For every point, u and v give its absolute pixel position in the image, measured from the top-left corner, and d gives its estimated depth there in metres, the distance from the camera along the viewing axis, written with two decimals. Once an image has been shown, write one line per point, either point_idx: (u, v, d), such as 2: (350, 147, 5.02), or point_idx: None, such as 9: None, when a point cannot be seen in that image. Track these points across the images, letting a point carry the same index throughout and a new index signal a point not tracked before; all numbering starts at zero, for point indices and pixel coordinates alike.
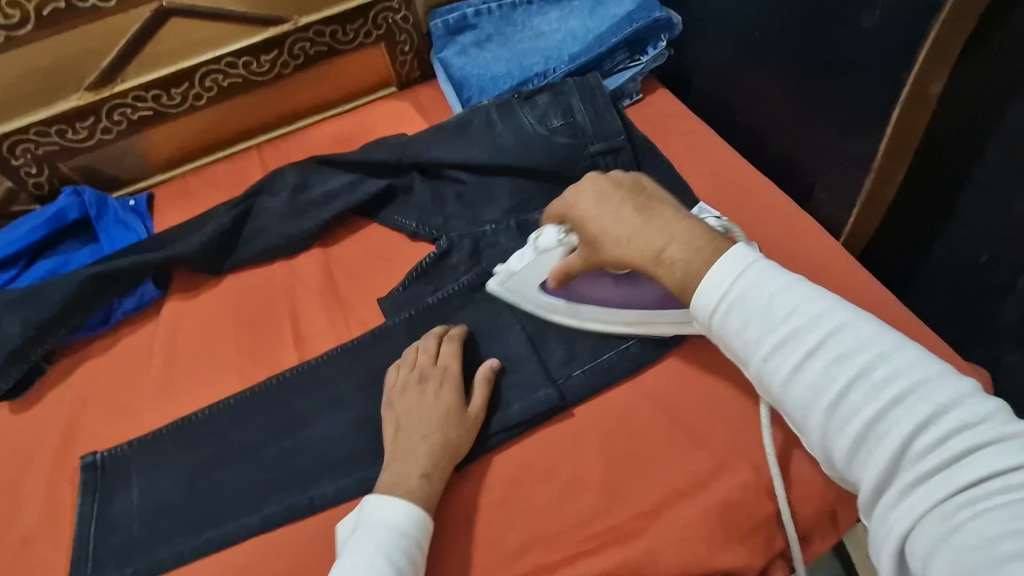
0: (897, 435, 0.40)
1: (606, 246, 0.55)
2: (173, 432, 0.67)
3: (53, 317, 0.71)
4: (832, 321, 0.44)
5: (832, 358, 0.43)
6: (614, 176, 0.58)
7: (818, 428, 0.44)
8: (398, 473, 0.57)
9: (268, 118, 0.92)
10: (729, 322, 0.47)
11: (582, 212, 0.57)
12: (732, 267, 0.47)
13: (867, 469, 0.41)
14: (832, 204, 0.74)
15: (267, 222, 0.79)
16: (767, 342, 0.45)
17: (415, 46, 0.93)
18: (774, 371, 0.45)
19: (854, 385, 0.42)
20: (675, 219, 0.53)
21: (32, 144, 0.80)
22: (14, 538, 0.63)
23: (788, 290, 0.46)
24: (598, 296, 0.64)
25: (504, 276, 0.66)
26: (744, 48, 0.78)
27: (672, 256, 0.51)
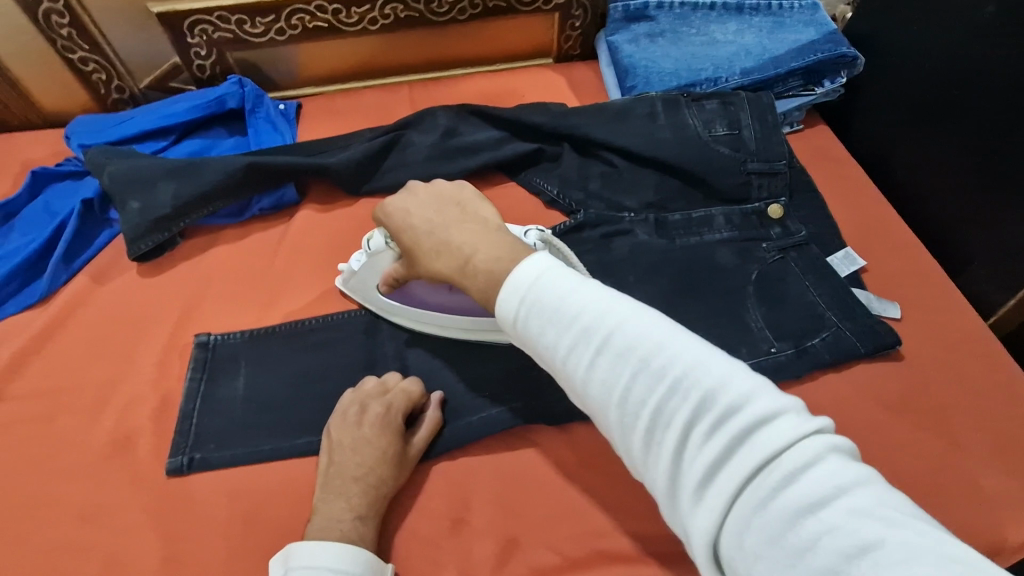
0: (675, 428, 0.38)
1: (422, 257, 0.56)
2: (285, 331, 0.69)
3: (204, 196, 0.72)
4: (616, 318, 0.42)
5: (617, 356, 0.41)
6: (437, 189, 0.59)
7: (614, 430, 0.41)
8: (328, 518, 0.54)
9: (424, 58, 0.93)
10: (529, 327, 0.45)
11: (404, 223, 0.58)
12: (532, 267, 0.46)
13: (656, 465, 0.39)
14: (989, 280, 0.72)
15: (412, 157, 0.80)
16: (560, 345, 0.43)
17: (585, 25, 0.93)
18: (569, 374, 0.43)
19: (637, 383, 0.40)
20: (482, 233, 0.53)
21: (210, 27, 0.82)
22: (123, 392, 0.65)
23: (577, 288, 0.44)
24: (433, 300, 0.65)
25: (349, 277, 0.67)
26: (933, 102, 0.75)
27: (474, 265, 0.50)
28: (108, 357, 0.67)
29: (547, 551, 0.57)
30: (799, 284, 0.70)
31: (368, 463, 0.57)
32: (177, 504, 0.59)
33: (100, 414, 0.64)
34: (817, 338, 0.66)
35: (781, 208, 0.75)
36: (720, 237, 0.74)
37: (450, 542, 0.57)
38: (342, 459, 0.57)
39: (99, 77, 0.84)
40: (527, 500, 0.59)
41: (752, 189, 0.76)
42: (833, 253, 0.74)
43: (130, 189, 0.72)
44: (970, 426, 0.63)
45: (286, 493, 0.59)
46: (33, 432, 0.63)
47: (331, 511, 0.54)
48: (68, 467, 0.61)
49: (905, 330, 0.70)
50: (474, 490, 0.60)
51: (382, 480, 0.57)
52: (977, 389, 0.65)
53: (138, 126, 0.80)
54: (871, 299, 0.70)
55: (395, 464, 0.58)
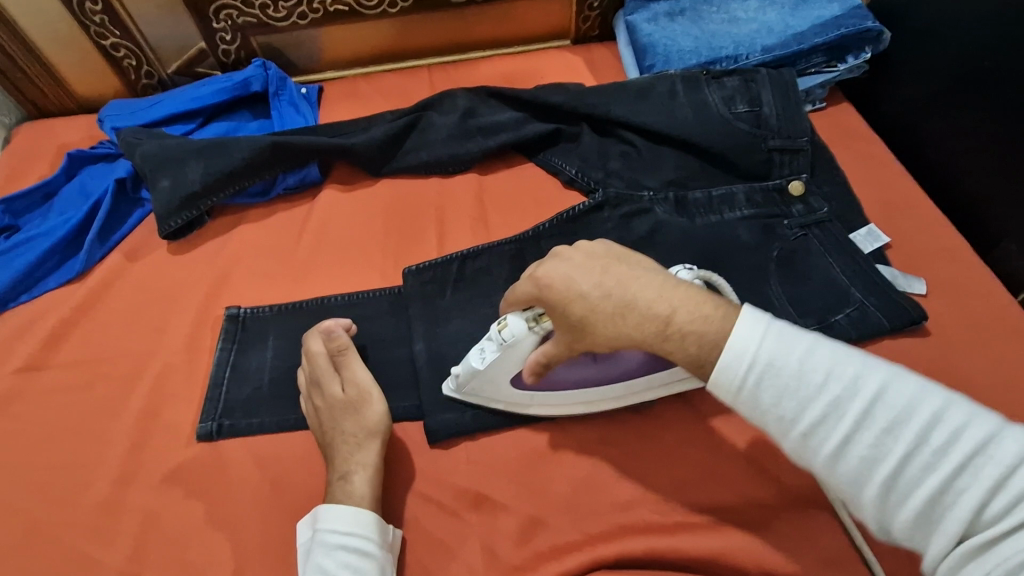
0: (963, 501, 0.39)
1: (600, 325, 0.49)
2: (310, 307, 0.70)
3: (230, 175, 0.74)
4: (872, 383, 0.42)
5: (879, 426, 0.42)
6: (587, 249, 0.52)
7: (874, 500, 0.42)
8: (333, 478, 0.57)
9: (442, 41, 0.94)
10: (761, 394, 0.44)
11: (567, 292, 0.50)
12: (755, 328, 0.45)
13: (935, 537, 0.40)
14: (1019, 258, 0.71)
15: (432, 138, 0.80)
16: (807, 414, 0.43)
17: (604, 5, 0.93)
18: (815, 445, 0.43)
19: (909, 457, 0.41)
20: (668, 287, 0.49)
21: (234, 12, 0.83)
22: (158, 362, 0.67)
23: (816, 350, 0.44)
24: (576, 378, 0.59)
25: (467, 376, 0.58)
26: (966, 76, 0.73)
27: (680, 325, 0.48)
28: (141, 329, 0.70)
29: (567, 518, 0.57)
30: (822, 260, 0.69)
31: (339, 435, 0.58)
32: (208, 468, 0.61)
33: (134, 385, 0.66)
34: (840, 314, 0.66)
35: (802, 184, 0.74)
36: (741, 215, 0.73)
37: (472, 508, 0.59)
38: (315, 428, 0.60)
39: (129, 62, 0.87)
40: (546, 470, 0.60)
41: (773, 166, 0.76)
42: (857, 229, 0.73)
43: (161, 168, 0.74)
44: (998, 401, 0.62)
45: (313, 459, 0.61)
46: (71, 400, 0.65)
47: (341, 467, 0.57)
48: (104, 433, 0.63)
49: (932, 307, 0.69)
50: (493, 461, 0.61)
51: (350, 427, 0.58)
52: (1005, 365, 0.64)
53: (166, 110, 0.82)
54: (895, 275, 0.69)
55: (351, 407, 0.59)
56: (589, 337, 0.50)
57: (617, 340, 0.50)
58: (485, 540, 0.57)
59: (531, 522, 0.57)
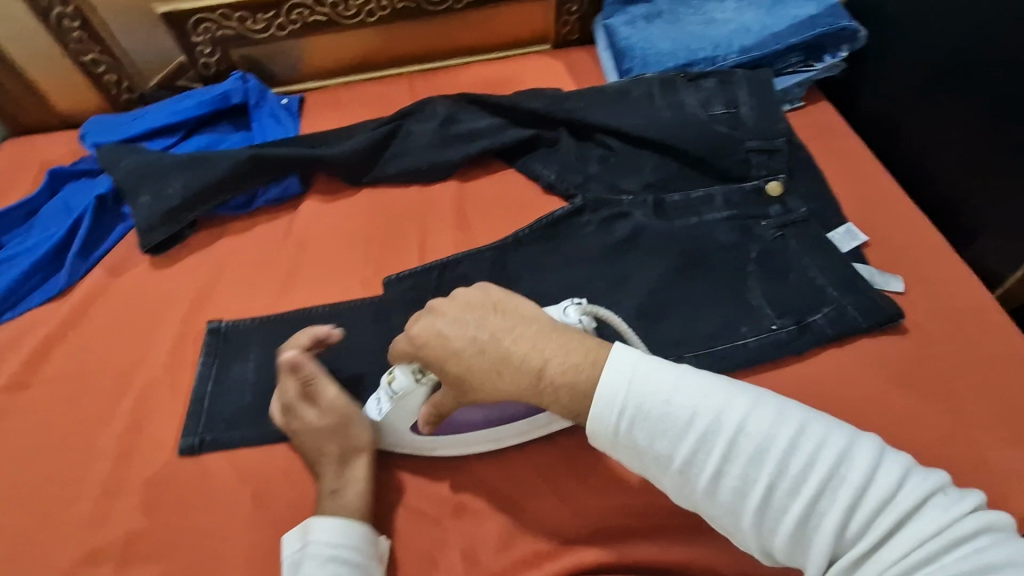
0: (826, 521, 0.42)
1: (479, 381, 0.51)
2: (291, 319, 0.70)
3: (211, 188, 0.75)
4: (734, 416, 0.45)
5: (745, 457, 0.44)
6: (464, 301, 0.53)
7: (751, 527, 0.44)
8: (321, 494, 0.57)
9: (422, 49, 0.94)
10: (636, 436, 0.47)
11: (443, 351, 0.52)
12: (620, 373, 0.47)
13: (807, 556, 0.43)
14: (996, 254, 0.71)
15: (412, 146, 0.81)
16: (679, 452, 0.45)
17: (582, 9, 0.94)
18: (692, 479, 0.45)
19: (774, 484, 0.43)
20: (540, 337, 0.51)
21: (213, 25, 0.84)
22: (141, 378, 0.68)
23: (681, 388, 0.46)
24: (477, 419, 0.59)
25: (368, 426, 0.60)
26: (942, 72, 0.73)
27: (551, 378, 0.50)
28: (125, 345, 0.70)
29: (547, 524, 0.58)
30: (799, 259, 0.69)
31: (325, 454, 0.58)
32: (191, 482, 0.61)
33: (118, 400, 0.67)
34: (818, 314, 0.66)
35: (780, 184, 0.75)
36: (719, 216, 0.74)
37: (452, 516, 0.59)
38: (301, 449, 0.60)
39: (110, 77, 0.87)
40: (526, 476, 0.60)
41: (751, 166, 0.76)
42: (835, 228, 0.73)
43: (142, 183, 0.74)
44: (976, 397, 0.62)
45: (294, 471, 0.61)
46: (56, 416, 0.66)
47: (332, 481, 0.57)
48: (89, 449, 0.64)
49: (910, 304, 0.69)
50: (474, 470, 0.61)
51: (335, 445, 0.59)
52: (983, 361, 0.65)
53: (147, 124, 0.83)
54: (873, 274, 0.70)
55: (332, 428, 0.59)
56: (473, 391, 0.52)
57: (498, 393, 0.51)
58: (465, 547, 0.57)
59: (511, 528, 0.58)
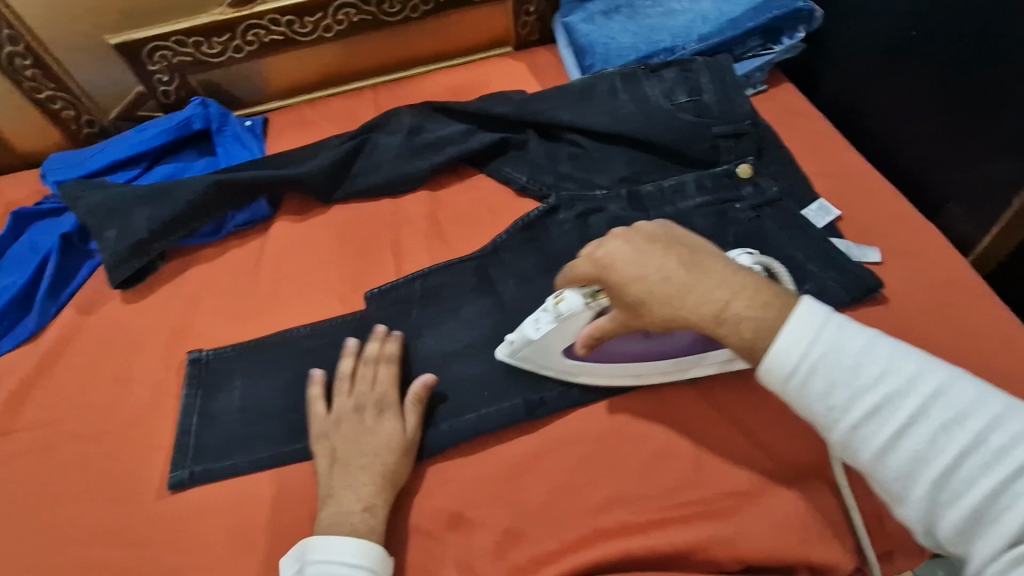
0: (1018, 510, 0.38)
1: (659, 306, 0.51)
2: (271, 343, 0.69)
3: (178, 218, 0.74)
4: (930, 382, 0.43)
5: (935, 424, 0.42)
6: (651, 232, 0.54)
7: (920, 497, 0.42)
8: (339, 509, 0.55)
9: (385, 60, 0.93)
10: (810, 384, 0.46)
11: (629, 273, 0.52)
12: (809, 322, 0.46)
13: (982, 544, 0.39)
14: (965, 219, 0.72)
15: (380, 159, 0.80)
16: (858, 405, 0.44)
17: (540, 9, 0.94)
18: (864, 437, 0.44)
19: (962, 457, 0.40)
20: (727, 273, 0.51)
21: (169, 53, 0.83)
22: (122, 416, 0.66)
23: (874, 347, 0.45)
24: (630, 351, 0.60)
25: (522, 344, 0.59)
26: (896, 46, 0.74)
27: (736, 312, 0.49)
28: (104, 384, 0.69)
29: (542, 528, 0.57)
30: (776, 240, 0.69)
31: (371, 462, 0.57)
32: (180, 517, 0.60)
33: (99, 440, 0.65)
34: (800, 292, 0.66)
35: (750, 167, 0.75)
36: (694, 203, 0.73)
37: (446, 528, 0.58)
38: (343, 451, 0.58)
39: (69, 113, 0.86)
40: (517, 481, 0.59)
41: (720, 152, 0.76)
42: (808, 206, 0.73)
43: (106, 218, 0.73)
44: (957, 363, 0.63)
45: (282, 497, 0.60)
46: (36, 463, 0.64)
47: (368, 496, 0.55)
48: (72, 493, 0.62)
49: (886, 276, 0.69)
50: (465, 480, 0.60)
51: (392, 470, 0.57)
52: (960, 326, 0.65)
53: (109, 158, 0.82)
54: (850, 246, 0.70)
55: (401, 450, 0.58)
56: (647, 318, 0.53)
57: (674, 323, 0.52)
58: (461, 558, 0.57)
59: (507, 535, 0.57)
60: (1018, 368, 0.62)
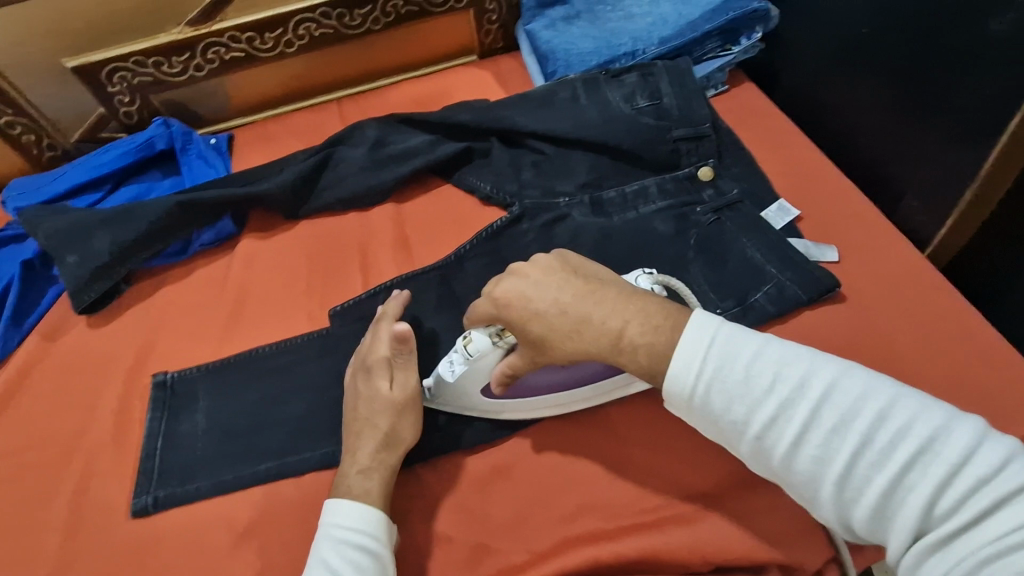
0: (914, 497, 0.41)
1: (558, 342, 0.53)
2: (238, 363, 0.69)
3: (141, 240, 0.73)
4: (818, 385, 0.45)
5: (828, 427, 0.44)
6: (545, 263, 0.55)
7: (829, 498, 0.44)
8: (341, 475, 0.57)
9: (349, 73, 0.93)
10: (712, 402, 0.47)
11: (524, 311, 0.53)
12: (699, 341, 0.48)
13: (890, 533, 0.42)
14: (922, 214, 0.73)
15: (344, 172, 0.80)
16: (757, 418, 0.46)
17: (502, 17, 0.94)
18: (768, 447, 0.46)
19: (857, 455, 0.43)
20: (621, 301, 0.52)
21: (129, 74, 0.82)
22: (87, 443, 0.66)
23: (763, 357, 0.47)
24: (551, 382, 0.60)
25: (438, 387, 0.61)
26: (848, 44, 0.75)
27: (630, 339, 0.51)
28: (68, 411, 0.68)
29: (511, 539, 0.57)
30: (737, 241, 0.70)
31: (368, 424, 0.58)
32: (148, 543, 0.60)
33: (64, 469, 0.64)
34: (759, 293, 0.67)
35: (711, 169, 0.76)
36: (655, 208, 0.74)
37: (415, 545, 0.58)
38: (346, 417, 0.60)
39: (29, 138, 0.85)
40: (485, 493, 0.60)
41: (681, 155, 0.77)
42: (768, 206, 0.74)
43: (68, 243, 0.72)
44: (915, 356, 0.64)
45: (250, 519, 0.60)
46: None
47: (363, 460, 0.57)
48: (37, 523, 0.62)
49: (846, 273, 0.70)
50: (434, 495, 0.60)
51: (387, 429, 0.58)
52: (919, 320, 0.66)
53: (70, 181, 0.81)
54: (808, 246, 0.71)
55: (396, 409, 0.59)
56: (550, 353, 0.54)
57: (576, 355, 0.53)
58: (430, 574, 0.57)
59: (476, 548, 0.57)
60: (975, 360, 0.63)
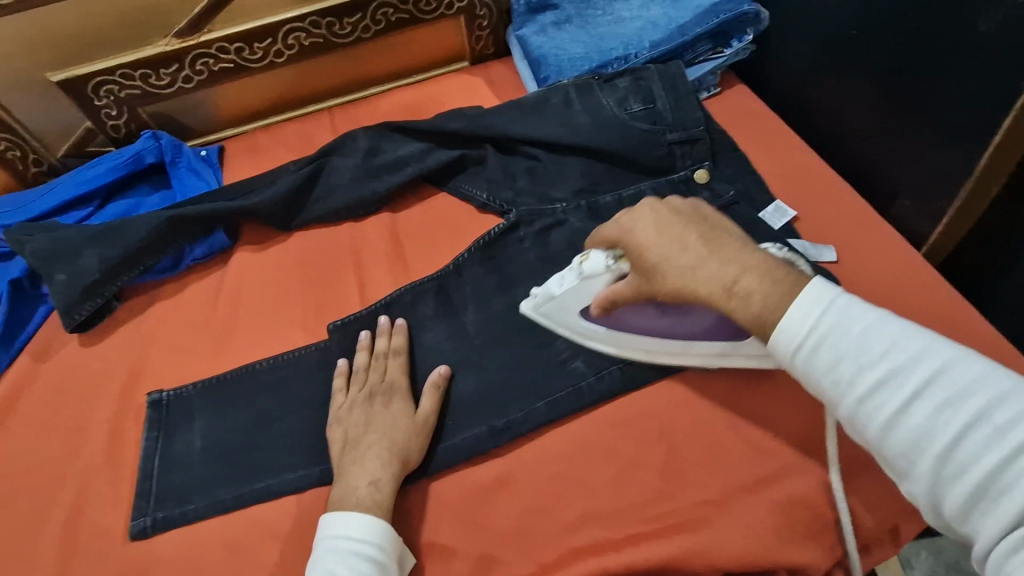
0: (1020, 484, 0.38)
1: (671, 277, 0.52)
2: (233, 379, 0.68)
3: (132, 256, 0.72)
4: (935, 360, 0.42)
5: (939, 399, 0.41)
6: (675, 208, 0.55)
7: (925, 472, 0.41)
8: (347, 487, 0.57)
9: (340, 82, 0.93)
10: (817, 360, 0.45)
11: (643, 245, 0.53)
12: (815, 300, 0.46)
13: (986, 517, 0.39)
14: (916, 212, 0.73)
15: (337, 182, 0.79)
16: (864, 380, 0.44)
17: (492, 23, 0.94)
18: (869, 412, 0.44)
19: (966, 431, 0.40)
20: (741, 252, 0.51)
21: (115, 87, 0.81)
22: (80, 466, 0.64)
23: (882, 325, 0.45)
24: (649, 326, 0.60)
25: (544, 300, 0.62)
26: (838, 46, 0.75)
27: (745, 286, 0.50)
28: (60, 434, 0.67)
29: (516, 550, 0.57)
30: None
31: (377, 442, 0.59)
32: (146, 566, 0.59)
33: (57, 493, 0.63)
34: None
35: (706, 172, 0.76)
36: None
37: (420, 559, 0.57)
38: (353, 433, 0.60)
39: (14, 153, 0.83)
40: (488, 504, 0.59)
41: (675, 159, 0.77)
42: (764, 208, 0.74)
43: (56, 261, 0.71)
44: None
45: (250, 539, 0.59)
46: None
47: (372, 473, 0.57)
48: (30, 550, 0.60)
49: (843, 274, 0.70)
50: (437, 508, 0.59)
51: (400, 445, 0.59)
52: (917, 318, 0.66)
53: (58, 197, 0.79)
54: (806, 247, 0.71)
55: (409, 429, 0.60)
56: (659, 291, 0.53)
57: (684, 295, 0.52)
58: None
59: (481, 561, 0.57)
60: None
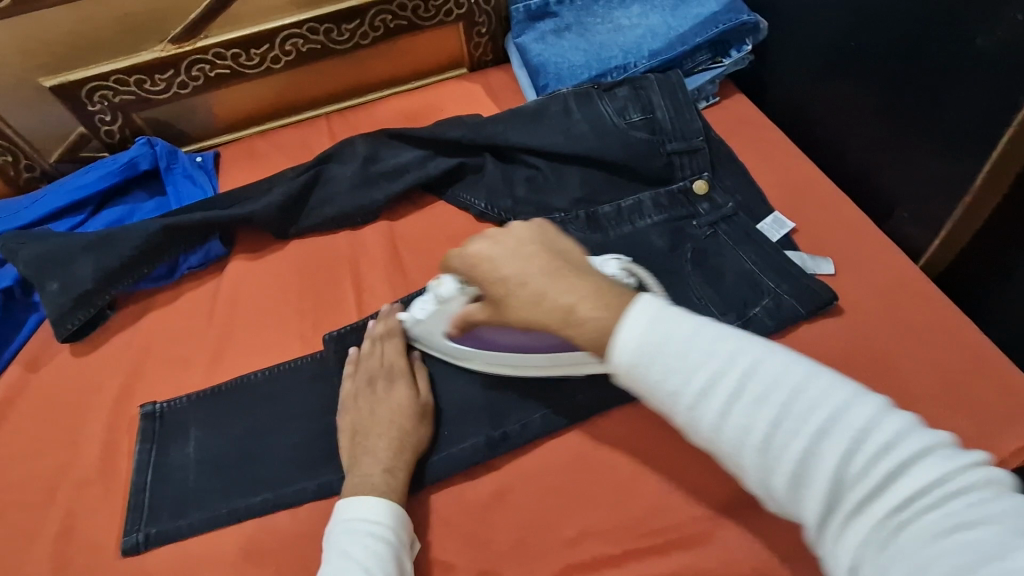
0: (827, 467, 0.38)
1: (516, 307, 0.50)
2: (228, 390, 0.67)
3: (126, 264, 0.71)
4: (746, 358, 0.42)
5: (750, 395, 0.41)
6: (518, 233, 0.52)
7: (753, 467, 0.41)
8: (360, 476, 0.57)
9: (337, 88, 0.92)
10: (650, 371, 0.43)
11: (489, 271, 0.51)
12: (644, 312, 0.44)
13: (805, 503, 0.39)
14: (913, 223, 0.73)
15: (335, 190, 0.79)
16: (691, 386, 0.42)
17: (491, 29, 0.94)
18: (700, 417, 0.42)
19: (778, 424, 0.40)
20: (582, 278, 0.49)
21: (110, 92, 0.80)
22: (72, 479, 0.63)
23: (700, 330, 0.43)
24: (510, 342, 0.61)
25: (413, 325, 0.65)
26: (837, 57, 0.75)
27: (582, 313, 0.47)
28: (51, 446, 0.66)
29: (515, 564, 0.56)
30: (733, 254, 0.70)
31: (387, 427, 0.59)
32: None
33: (49, 507, 0.62)
34: (758, 307, 0.67)
35: (706, 182, 0.75)
36: (651, 221, 0.74)
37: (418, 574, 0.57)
38: (361, 422, 0.61)
39: (6, 159, 0.82)
40: (488, 518, 0.59)
41: (675, 169, 0.77)
42: (763, 219, 0.74)
43: (49, 269, 0.70)
44: (912, 366, 0.64)
45: (246, 554, 0.58)
46: None
47: (386, 459, 0.57)
48: (19, 566, 0.59)
49: (842, 285, 0.70)
50: (435, 522, 0.59)
51: (408, 430, 0.60)
52: (915, 330, 0.66)
53: (50, 204, 0.78)
54: (804, 258, 0.71)
55: (415, 412, 0.61)
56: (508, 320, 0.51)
57: (528, 325, 0.50)
58: None
59: None
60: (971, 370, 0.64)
